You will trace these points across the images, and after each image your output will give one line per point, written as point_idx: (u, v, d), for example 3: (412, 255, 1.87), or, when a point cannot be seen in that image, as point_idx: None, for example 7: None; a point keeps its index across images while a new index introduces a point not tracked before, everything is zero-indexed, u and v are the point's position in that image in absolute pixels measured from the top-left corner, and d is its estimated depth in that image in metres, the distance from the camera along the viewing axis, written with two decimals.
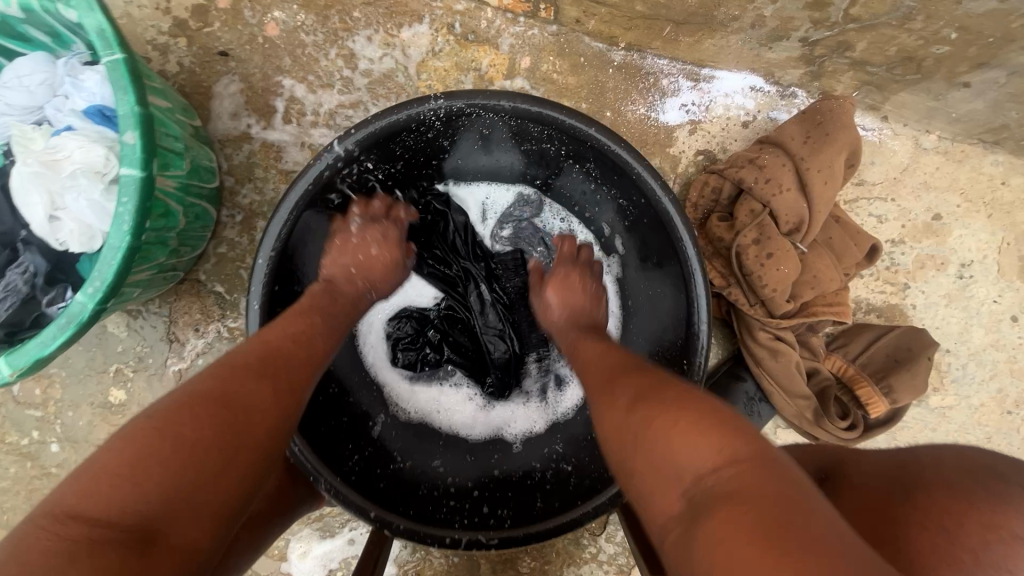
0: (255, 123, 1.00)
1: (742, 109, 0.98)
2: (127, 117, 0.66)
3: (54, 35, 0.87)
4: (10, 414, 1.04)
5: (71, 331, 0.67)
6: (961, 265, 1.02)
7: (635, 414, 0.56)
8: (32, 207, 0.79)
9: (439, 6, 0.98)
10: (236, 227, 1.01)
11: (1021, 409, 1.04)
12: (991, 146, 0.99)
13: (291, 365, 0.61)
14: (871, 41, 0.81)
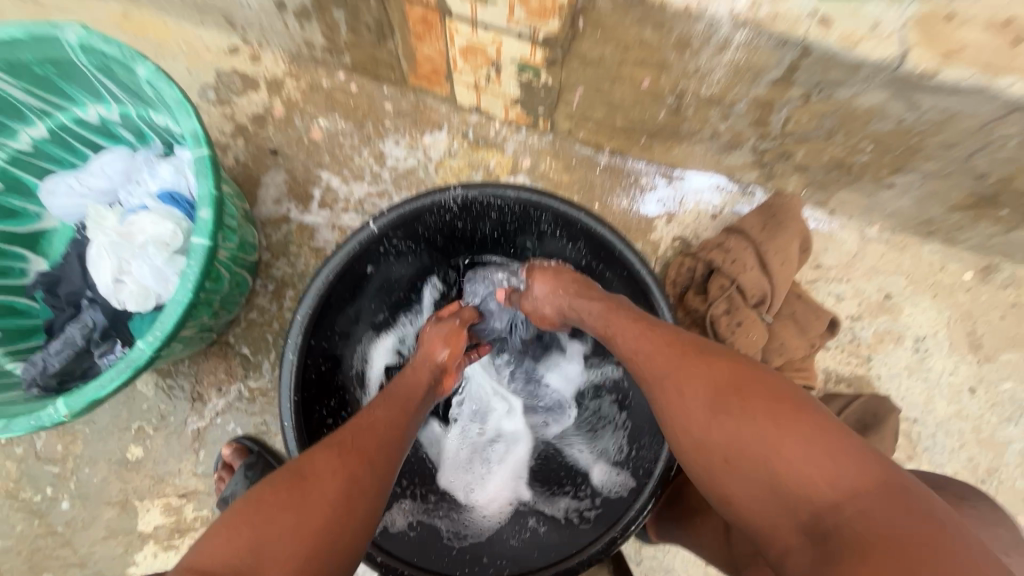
0: (295, 207, 1.16)
1: (710, 204, 1.16)
2: (204, 198, 0.81)
3: (139, 135, 1.06)
4: (29, 469, 1.08)
5: (126, 375, 0.76)
6: (917, 339, 1.13)
7: (711, 411, 0.61)
8: (101, 271, 0.92)
9: (456, 118, 1.18)
10: (268, 295, 1.13)
11: (994, 478, 1.10)
12: (926, 237, 1.15)
13: (370, 442, 0.69)
14: (808, 150, 0.99)
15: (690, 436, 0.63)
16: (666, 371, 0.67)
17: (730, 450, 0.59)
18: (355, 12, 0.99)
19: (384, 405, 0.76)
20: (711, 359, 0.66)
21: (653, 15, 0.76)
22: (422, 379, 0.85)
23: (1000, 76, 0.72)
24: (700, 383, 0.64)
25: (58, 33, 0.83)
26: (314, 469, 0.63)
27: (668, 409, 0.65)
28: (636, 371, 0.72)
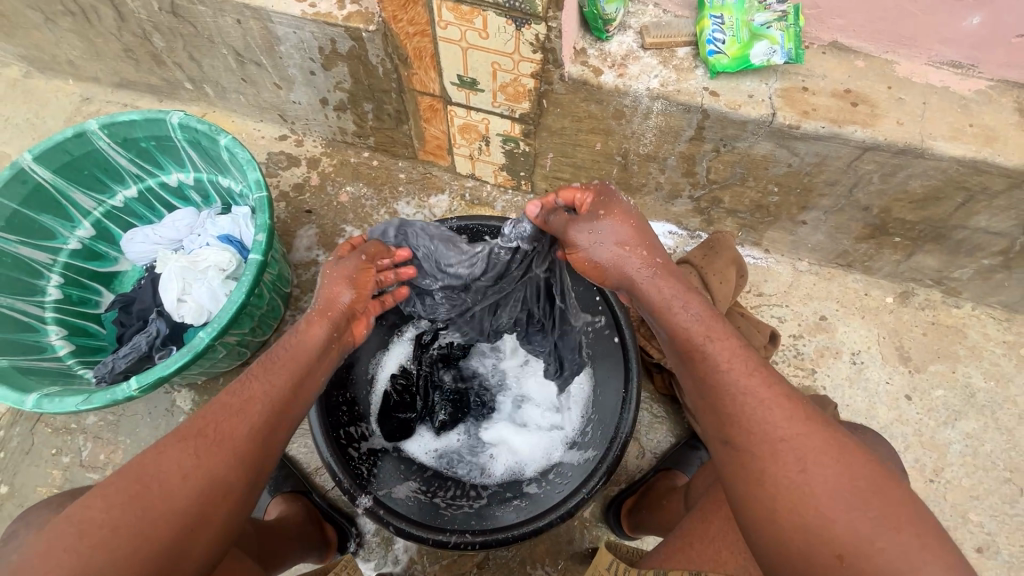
0: (322, 254, 1.42)
1: (665, 246, 1.40)
2: (261, 226, 1.06)
3: (206, 196, 1.34)
4: (72, 476, 1.22)
5: (188, 356, 0.97)
6: (853, 353, 1.31)
7: (846, 502, 0.64)
8: (168, 291, 1.14)
9: (456, 183, 1.48)
10: (295, 324, 1.34)
11: (941, 477, 1.21)
12: (848, 268, 1.37)
13: (238, 427, 0.71)
14: (732, 195, 1.25)
15: (809, 514, 0.65)
16: (789, 436, 0.67)
17: (848, 546, 0.62)
18: (380, 104, 1.33)
19: (257, 381, 0.75)
20: (832, 437, 0.68)
21: (594, 93, 1.07)
22: (316, 337, 0.80)
23: (845, 125, 1.00)
24: (828, 471, 0.65)
25: (165, 116, 1.15)
26: (163, 463, 0.67)
27: (786, 484, 0.66)
28: (750, 438, 0.69)
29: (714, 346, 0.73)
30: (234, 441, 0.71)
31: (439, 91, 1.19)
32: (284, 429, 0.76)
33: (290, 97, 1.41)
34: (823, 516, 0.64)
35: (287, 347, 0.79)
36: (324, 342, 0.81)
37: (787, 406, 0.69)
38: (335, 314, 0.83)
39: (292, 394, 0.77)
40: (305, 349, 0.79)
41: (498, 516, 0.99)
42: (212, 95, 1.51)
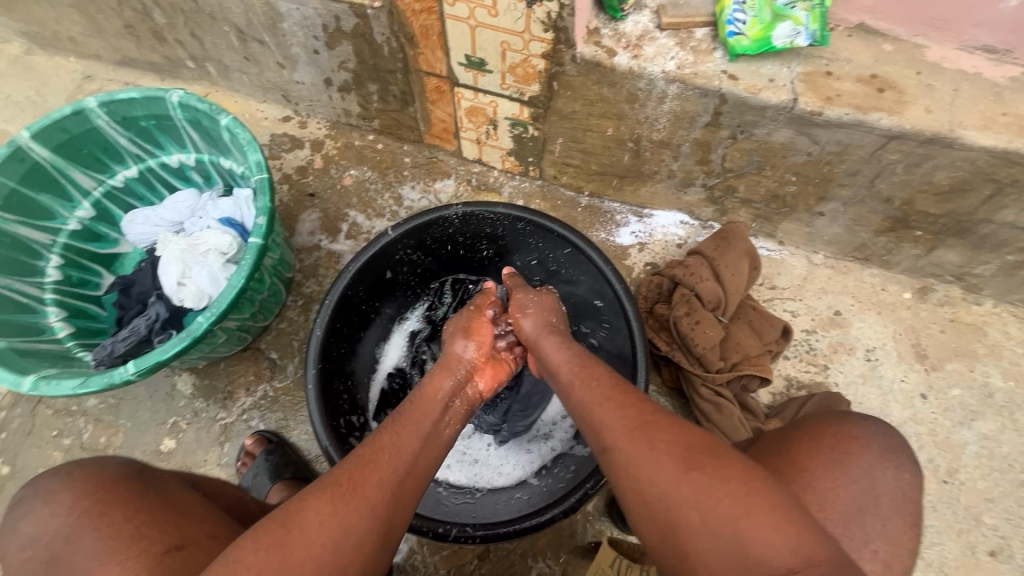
0: (325, 239, 1.39)
1: (676, 236, 1.36)
2: (261, 209, 1.03)
3: (207, 178, 1.31)
4: (73, 458, 1.21)
5: (186, 341, 0.95)
6: (867, 350, 1.27)
7: (679, 471, 0.66)
8: (168, 274, 1.12)
9: (462, 168, 1.45)
10: (297, 309, 1.32)
11: (954, 478, 1.17)
12: (865, 262, 1.32)
13: (382, 488, 0.68)
14: (747, 184, 1.21)
15: (657, 497, 0.66)
16: (596, 409, 0.76)
17: (696, 518, 0.63)
18: (385, 85, 1.29)
19: (388, 436, 0.74)
20: (658, 423, 0.72)
21: (607, 76, 1.02)
22: (438, 394, 0.85)
23: (870, 113, 0.95)
24: (660, 452, 0.68)
25: (165, 95, 1.12)
26: (307, 513, 0.64)
27: (633, 465, 0.69)
28: (605, 443, 0.74)
29: (578, 391, 0.82)
30: (375, 489, 0.67)
31: (446, 72, 1.15)
32: (414, 482, 0.72)
33: (293, 77, 1.38)
34: (669, 496, 0.65)
35: (413, 402, 0.83)
36: (439, 414, 0.82)
37: (606, 393, 0.78)
38: (454, 366, 0.93)
39: (421, 451, 0.75)
40: (434, 402, 0.83)
41: (497, 510, 0.97)
42: (215, 74, 1.48)
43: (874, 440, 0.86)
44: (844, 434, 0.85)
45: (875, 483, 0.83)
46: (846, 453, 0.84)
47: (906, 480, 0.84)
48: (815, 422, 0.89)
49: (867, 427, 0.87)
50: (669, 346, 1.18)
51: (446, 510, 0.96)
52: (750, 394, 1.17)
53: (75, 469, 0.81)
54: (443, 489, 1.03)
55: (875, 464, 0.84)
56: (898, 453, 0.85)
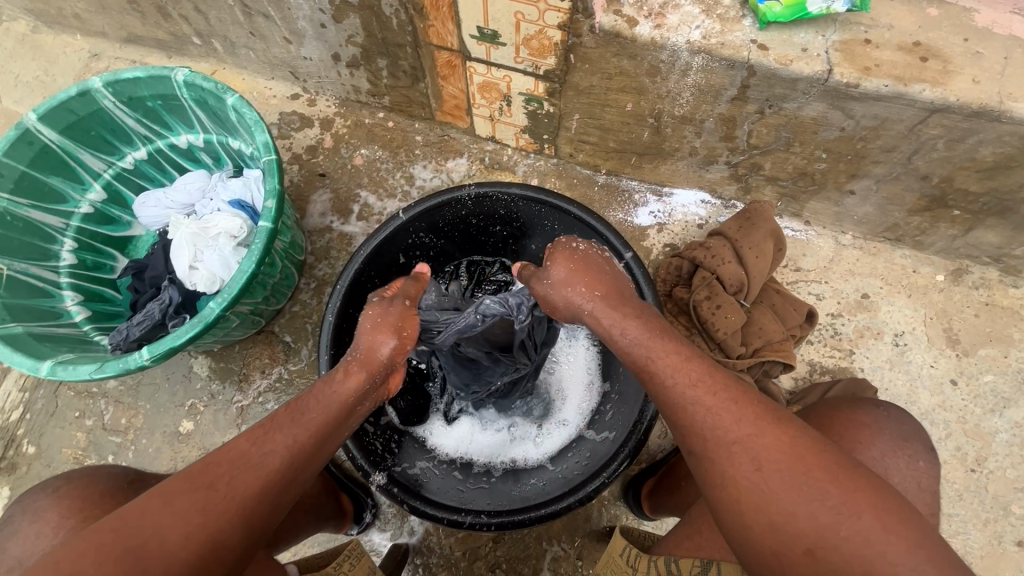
0: (337, 220, 1.37)
1: (696, 216, 1.31)
2: (270, 191, 1.01)
3: (217, 158, 1.29)
4: (96, 439, 1.23)
5: (199, 327, 0.95)
6: (895, 334, 1.22)
7: (802, 491, 0.61)
8: (180, 258, 1.12)
9: (475, 147, 1.40)
10: (310, 292, 1.31)
11: (983, 467, 1.14)
12: (896, 243, 1.27)
13: (250, 481, 0.66)
14: (773, 161, 1.15)
15: (768, 511, 0.61)
16: (703, 405, 0.67)
17: (816, 539, 0.59)
18: (394, 60, 1.24)
19: (279, 431, 0.70)
20: (775, 429, 0.64)
21: (627, 47, 0.96)
22: (349, 391, 0.77)
23: (911, 84, 0.89)
24: (786, 468, 0.62)
25: (170, 73, 1.09)
26: (166, 517, 0.63)
27: (746, 478, 0.63)
28: (703, 443, 0.66)
29: (658, 361, 0.71)
30: (256, 496, 0.66)
31: (457, 45, 1.10)
32: (300, 485, 0.70)
33: (300, 52, 1.34)
34: (786, 515, 0.61)
35: (315, 395, 0.75)
36: (351, 400, 0.77)
37: (695, 378, 0.69)
38: (377, 366, 0.81)
39: (317, 452, 0.72)
40: (334, 403, 0.75)
41: (511, 495, 0.97)
42: (221, 51, 1.44)
43: (886, 425, 0.88)
44: (855, 421, 0.88)
45: (888, 469, 0.85)
46: (858, 440, 0.86)
47: (921, 468, 0.86)
48: (830, 411, 0.91)
49: (878, 412, 0.89)
50: (688, 330, 1.14)
51: (462, 496, 0.96)
52: (772, 381, 1.14)
53: (61, 483, 0.90)
54: (459, 472, 1.03)
55: (886, 453, 0.86)
56: (912, 440, 0.87)
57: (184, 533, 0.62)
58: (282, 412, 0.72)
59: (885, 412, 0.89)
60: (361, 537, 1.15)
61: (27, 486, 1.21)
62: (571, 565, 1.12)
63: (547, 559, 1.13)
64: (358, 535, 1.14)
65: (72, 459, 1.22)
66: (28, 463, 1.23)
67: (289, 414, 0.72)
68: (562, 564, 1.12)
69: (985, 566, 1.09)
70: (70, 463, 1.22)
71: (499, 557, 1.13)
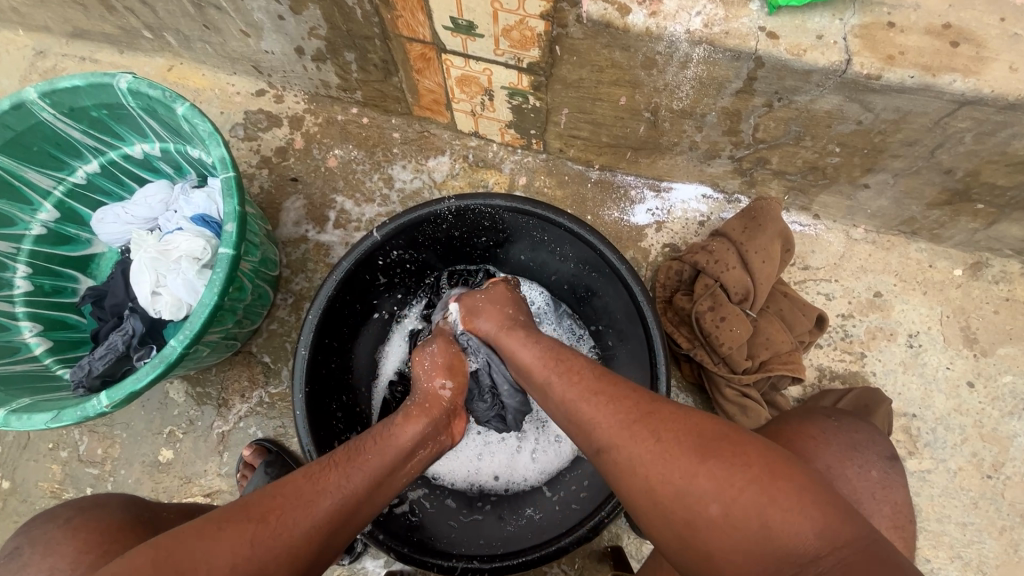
0: (312, 229, 1.27)
1: (698, 212, 1.22)
2: (229, 214, 0.92)
3: (178, 168, 1.18)
4: (72, 471, 1.18)
5: (160, 368, 0.87)
6: (910, 335, 1.15)
7: (696, 460, 0.56)
8: (142, 284, 1.04)
9: (457, 143, 1.30)
10: (287, 308, 1.23)
11: (999, 472, 1.09)
12: (912, 236, 1.18)
13: (300, 520, 0.60)
14: (781, 155, 1.06)
15: (668, 484, 0.57)
16: (595, 397, 0.66)
17: (718, 501, 0.54)
18: (364, 53, 1.13)
19: (340, 469, 0.66)
20: (669, 410, 0.62)
21: (619, 38, 0.86)
22: (410, 436, 0.74)
23: (941, 74, 0.79)
24: (680, 438, 0.58)
25: (112, 81, 0.98)
26: (216, 549, 0.56)
27: (643, 456, 0.59)
28: (601, 433, 0.63)
29: (555, 378, 0.71)
30: (314, 534, 0.61)
31: (430, 37, 0.98)
32: (352, 531, 0.66)
33: (261, 46, 1.22)
34: (687, 481, 0.56)
35: (375, 441, 0.72)
36: (417, 440, 0.75)
37: (596, 378, 0.68)
38: (439, 415, 0.81)
39: (368, 503, 0.68)
40: (395, 448, 0.72)
41: (507, 532, 0.93)
42: (176, 44, 1.31)
43: (836, 435, 0.76)
44: (802, 435, 0.76)
45: (836, 483, 0.74)
46: (802, 453, 0.75)
47: (874, 479, 0.75)
48: (777, 427, 0.80)
49: (827, 423, 0.78)
50: (690, 343, 1.08)
51: (456, 536, 0.92)
52: (780, 392, 1.08)
53: (75, 514, 0.75)
54: (452, 501, 0.98)
55: (834, 463, 0.74)
56: (864, 449, 0.76)
57: (228, 565, 0.55)
58: (341, 452, 0.70)
59: (835, 423, 0.78)
60: (354, 565, 1.10)
61: (6, 522, 1.16)
62: None
63: None
64: (352, 564, 1.10)
65: (50, 493, 1.17)
66: (4, 498, 1.18)
67: (345, 457, 0.69)
68: None
69: None
70: (47, 497, 1.17)
71: None
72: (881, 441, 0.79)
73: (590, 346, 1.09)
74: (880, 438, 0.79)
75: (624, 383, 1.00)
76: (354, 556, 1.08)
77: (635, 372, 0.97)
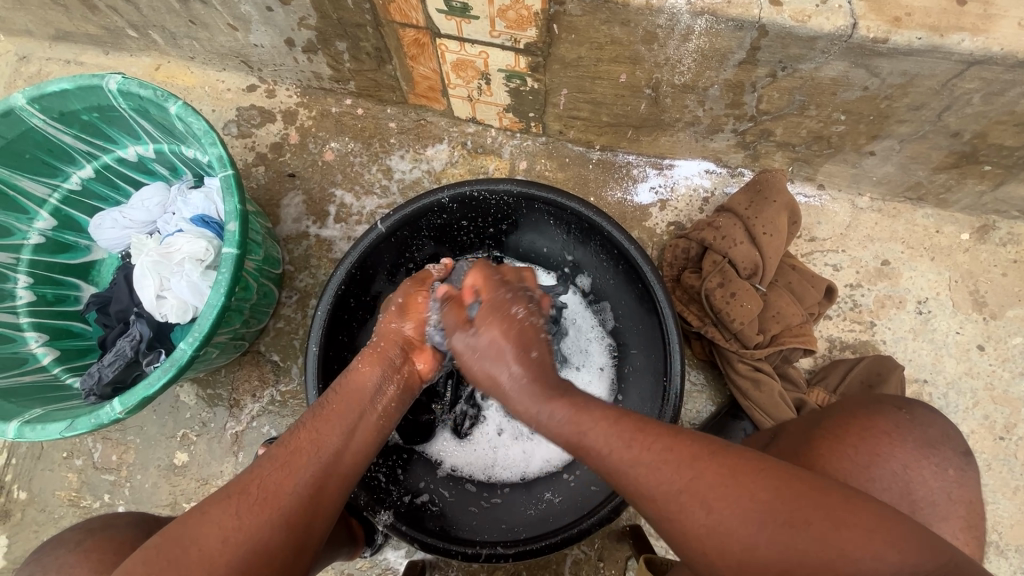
0: (313, 224, 1.26)
1: (701, 188, 1.21)
2: (231, 213, 0.91)
3: (173, 169, 1.16)
4: (89, 479, 1.18)
5: (172, 372, 0.87)
6: (919, 302, 1.15)
7: (762, 524, 0.56)
8: (145, 289, 1.03)
9: (455, 130, 1.28)
10: (293, 305, 1.22)
11: (1012, 434, 1.10)
12: (918, 202, 1.17)
13: (279, 484, 0.63)
14: (785, 127, 1.04)
15: (733, 554, 0.56)
16: (637, 463, 0.61)
17: (788, 564, 0.54)
18: (356, 41, 1.10)
19: (311, 429, 0.68)
20: (719, 467, 0.59)
21: (618, 13, 0.84)
22: (369, 379, 0.74)
23: (949, 34, 0.78)
24: (739, 502, 0.57)
25: (101, 82, 0.95)
26: (206, 527, 0.60)
27: (707, 529, 0.57)
28: (652, 504, 0.60)
29: (590, 438, 0.64)
30: (302, 479, 0.64)
31: (424, 22, 0.96)
32: (342, 482, 0.67)
33: (249, 39, 1.19)
34: (751, 550, 0.55)
35: (341, 388, 0.73)
36: (379, 380, 0.74)
37: (627, 438, 0.63)
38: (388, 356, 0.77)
39: (348, 453, 0.68)
40: (362, 394, 0.72)
41: (529, 517, 0.94)
42: (162, 42, 1.29)
43: (910, 430, 0.75)
44: (874, 431, 0.75)
45: (912, 485, 0.73)
46: (876, 453, 0.74)
47: (952, 477, 0.74)
48: (840, 416, 0.78)
49: (898, 417, 0.77)
50: (701, 320, 1.07)
51: (477, 522, 0.94)
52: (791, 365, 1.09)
53: (86, 536, 0.75)
54: (473, 486, 1.00)
55: (909, 464, 0.74)
56: (940, 446, 0.75)
57: (219, 539, 0.59)
58: (311, 414, 0.70)
59: (907, 416, 0.77)
60: (376, 557, 1.11)
61: (26, 532, 1.17)
62: (593, 567, 1.09)
63: (569, 564, 1.10)
64: (374, 555, 1.11)
65: (67, 501, 1.17)
66: (22, 509, 1.18)
67: (315, 416, 0.70)
68: (584, 566, 1.10)
69: (1015, 535, 1.07)
70: (66, 506, 1.17)
71: (518, 567, 1.10)
72: (954, 434, 0.78)
73: (602, 328, 1.08)
74: (953, 430, 0.78)
75: (637, 363, 1.00)
76: (375, 547, 1.09)
77: (647, 353, 0.97)
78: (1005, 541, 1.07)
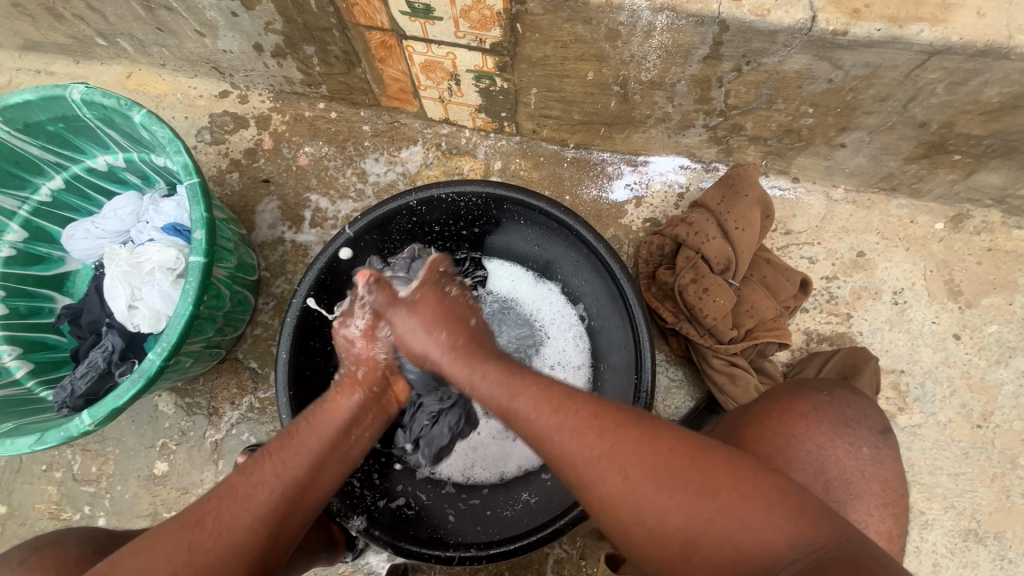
0: (288, 229, 1.25)
1: (676, 184, 1.21)
2: (197, 221, 0.90)
3: (144, 177, 1.15)
4: (68, 491, 1.18)
5: (140, 383, 0.86)
6: (894, 292, 1.15)
7: (671, 487, 0.57)
8: (116, 299, 1.02)
9: (429, 131, 1.27)
10: (270, 311, 1.22)
11: (989, 421, 1.10)
12: (892, 193, 1.17)
13: (232, 519, 0.62)
14: (755, 120, 1.04)
15: (644, 518, 0.57)
16: (561, 427, 0.61)
17: (693, 530, 0.55)
18: (324, 45, 1.10)
19: (274, 459, 0.66)
20: (635, 436, 0.60)
21: (580, 11, 0.84)
22: (346, 406, 0.72)
23: (908, 25, 0.78)
24: (648, 470, 0.58)
25: (63, 92, 0.95)
26: (159, 554, 0.60)
27: (619, 494, 0.58)
28: (569, 466, 0.61)
29: (519, 401, 0.64)
30: (258, 512, 0.63)
31: (389, 24, 0.96)
32: (301, 515, 0.66)
33: (218, 45, 1.18)
34: (660, 519, 0.56)
35: (312, 417, 0.71)
36: (354, 413, 0.72)
37: (553, 403, 0.63)
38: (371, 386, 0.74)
39: (313, 485, 0.67)
40: (329, 428, 0.70)
41: (505, 517, 0.94)
42: (131, 50, 1.28)
43: (826, 411, 0.76)
44: (790, 414, 0.76)
45: (826, 465, 0.73)
46: (793, 434, 0.74)
47: (864, 457, 0.75)
48: (768, 401, 0.79)
49: (818, 399, 0.77)
50: (676, 317, 1.08)
51: (454, 524, 0.94)
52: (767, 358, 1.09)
53: (30, 554, 0.74)
54: (450, 488, 0.99)
55: (823, 444, 0.74)
56: (855, 425, 0.76)
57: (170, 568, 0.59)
58: (276, 440, 0.69)
59: (827, 398, 0.77)
60: (358, 561, 1.11)
61: (6, 546, 1.16)
62: (575, 565, 1.10)
63: (551, 563, 1.10)
64: (355, 560, 1.11)
65: (47, 514, 1.17)
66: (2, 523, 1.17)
67: (280, 444, 0.68)
68: (566, 565, 1.10)
69: (993, 522, 1.08)
70: (46, 519, 1.17)
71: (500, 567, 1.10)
72: (872, 414, 0.79)
73: (578, 328, 1.08)
74: (872, 412, 0.78)
75: (611, 360, 1.00)
76: (356, 552, 1.09)
77: (620, 351, 0.97)
78: (983, 528, 1.07)
